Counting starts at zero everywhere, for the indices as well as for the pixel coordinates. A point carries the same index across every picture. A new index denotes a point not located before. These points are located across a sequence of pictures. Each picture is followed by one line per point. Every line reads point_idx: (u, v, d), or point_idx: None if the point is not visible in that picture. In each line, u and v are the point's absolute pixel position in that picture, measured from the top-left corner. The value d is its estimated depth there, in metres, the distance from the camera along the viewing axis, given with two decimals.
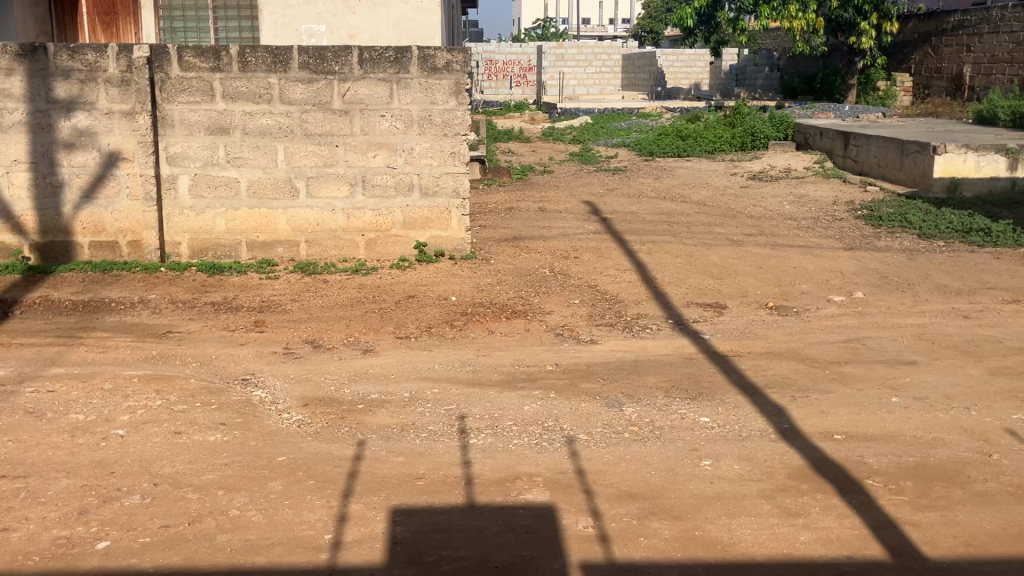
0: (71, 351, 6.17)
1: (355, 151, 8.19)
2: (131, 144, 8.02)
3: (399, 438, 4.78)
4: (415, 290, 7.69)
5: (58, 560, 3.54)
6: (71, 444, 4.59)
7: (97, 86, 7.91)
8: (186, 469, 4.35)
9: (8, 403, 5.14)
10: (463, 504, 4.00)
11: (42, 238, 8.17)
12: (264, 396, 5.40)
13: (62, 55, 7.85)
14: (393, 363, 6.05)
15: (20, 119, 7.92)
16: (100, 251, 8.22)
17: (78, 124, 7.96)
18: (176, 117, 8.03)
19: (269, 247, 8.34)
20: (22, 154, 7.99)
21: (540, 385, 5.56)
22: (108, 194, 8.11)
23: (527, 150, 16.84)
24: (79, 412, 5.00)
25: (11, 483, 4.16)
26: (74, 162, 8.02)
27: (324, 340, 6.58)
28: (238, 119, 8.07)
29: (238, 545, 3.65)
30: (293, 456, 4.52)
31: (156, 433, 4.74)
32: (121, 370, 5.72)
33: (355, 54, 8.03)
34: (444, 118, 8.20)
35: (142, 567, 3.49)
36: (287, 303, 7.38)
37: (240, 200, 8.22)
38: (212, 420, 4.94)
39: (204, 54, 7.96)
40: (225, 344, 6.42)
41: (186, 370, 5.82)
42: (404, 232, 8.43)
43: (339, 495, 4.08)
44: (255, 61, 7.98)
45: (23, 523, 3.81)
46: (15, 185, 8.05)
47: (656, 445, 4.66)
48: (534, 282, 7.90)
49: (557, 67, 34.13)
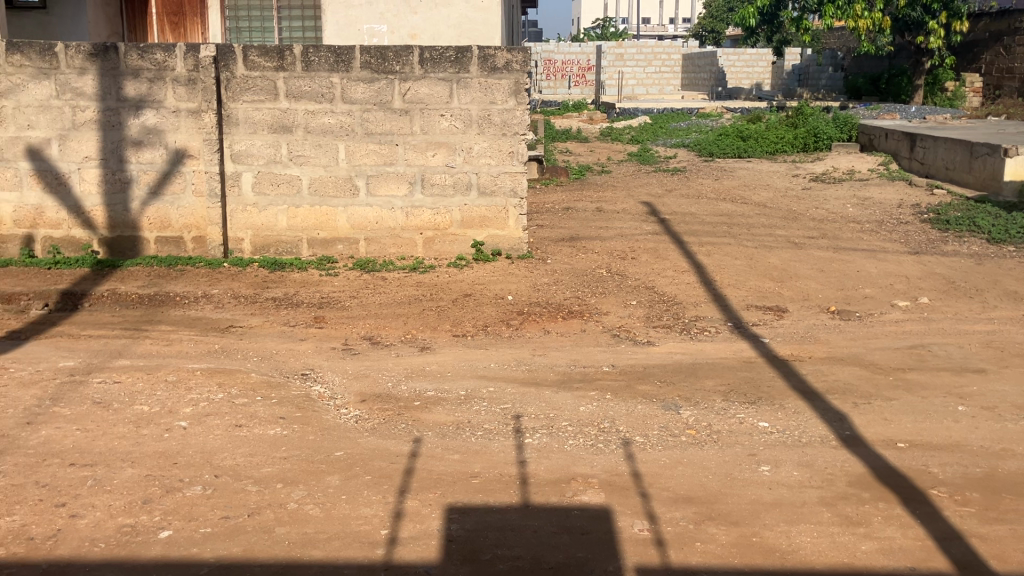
0: (137, 343, 6.32)
1: (415, 150, 8.25)
2: (197, 142, 8.17)
3: (455, 435, 4.80)
4: (472, 289, 7.72)
5: (123, 548, 3.63)
6: (136, 435, 4.70)
7: (165, 84, 8.07)
8: (246, 461, 4.42)
9: (78, 392, 5.29)
10: (519, 504, 4.00)
11: (110, 233, 8.39)
12: (323, 391, 5.48)
13: (133, 54, 8.01)
14: (450, 360, 6.07)
15: (92, 117, 8.11)
16: (167, 246, 8.41)
17: (147, 122, 8.13)
18: (241, 116, 8.17)
19: (329, 244, 8.46)
20: (93, 151, 8.18)
21: (596, 386, 5.53)
22: (174, 190, 8.28)
23: (585, 150, 16.79)
24: (144, 403, 5.12)
25: (80, 471, 4.28)
26: (143, 159, 8.20)
27: (382, 336, 6.64)
28: (301, 118, 8.18)
29: (297, 538, 3.70)
30: (351, 451, 4.57)
31: (219, 426, 4.83)
32: (186, 364, 5.85)
33: (416, 54, 8.07)
34: (503, 117, 8.21)
35: (203, 557, 3.56)
36: (346, 300, 7.46)
37: (302, 197, 8.34)
38: (272, 413, 5.02)
39: (269, 53, 8.07)
40: (286, 339, 6.52)
41: (247, 364, 5.92)
42: (462, 231, 8.47)
43: (395, 491, 4.11)
44: (318, 61, 8.07)
45: (90, 510, 3.92)
46: (85, 181, 8.25)
47: (713, 449, 4.61)
48: (591, 282, 7.87)
49: (616, 67, 33.90)
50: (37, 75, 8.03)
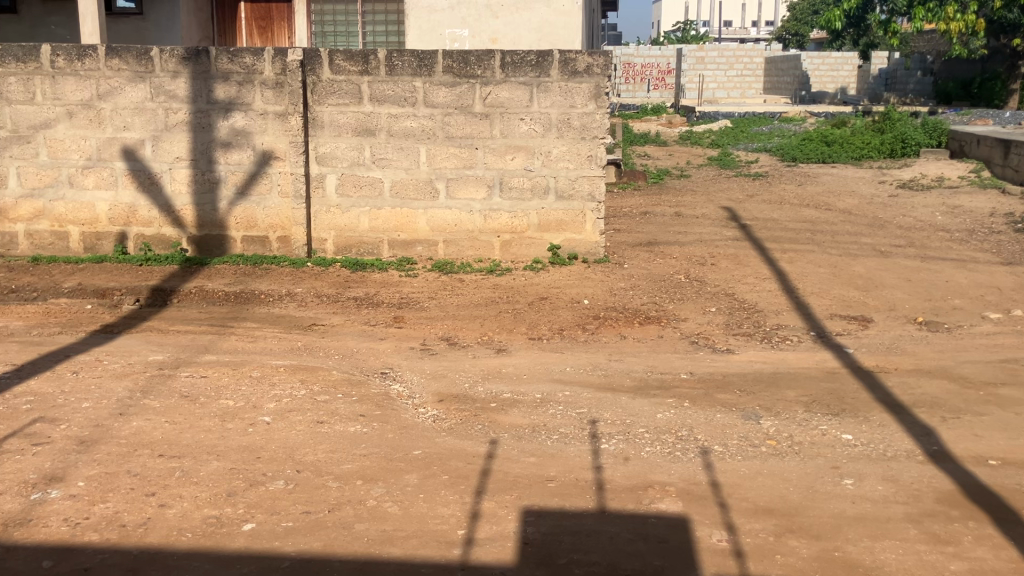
0: (223, 339, 6.50)
1: (494, 153, 8.30)
2: (283, 144, 8.36)
3: (532, 438, 4.81)
4: (549, 292, 7.73)
5: (209, 539, 3.74)
6: (222, 428, 4.84)
7: (253, 87, 8.27)
8: (327, 457, 4.50)
9: (167, 385, 5.47)
10: (596, 509, 3.98)
11: (199, 232, 8.64)
12: (401, 390, 5.55)
13: (223, 58, 8.23)
14: (527, 363, 6.09)
15: (184, 119, 8.37)
16: (252, 245, 8.63)
17: (235, 124, 8.35)
18: (326, 119, 8.33)
19: (409, 246, 8.57)
20: (184, 152, 8.44)
21: (674, 393, 5.48)
22: (260, 191, 8.49)
23: (664, 154, 16.66)
24: (230, 398, 5.26)
25: (169, 462, 4.42)
26: (231, 160, 8.43)
27: (459, 337, 6.69)
28: (384, 121, 8.31)
29: (375, 535, 3.75)
30: (428, 450, 4.62)
31: (301, 421, 4.94)
32: (269, 360, 5.99)
33: (498, 58, 8.12)
34: (583, 121, 8.19)
35: (285, 550, 3.64)
36: (424, 301, 7.54)
37: (384, 199, 8.47)
38: (352, 410, 5.11)
39: (354, 57, 8.21)
40: (366, 338, 6.62)
41: (329, 362, 6.03)
42: (539, 235, 8.49)
43: (472, 491, 4.14)
44: (401, 65, 8.19)
45: (178, 500, 4.05)
46: (176, 181, 8.51)
47: (795, 461, 4.52)
48: (669, 288, 7.80)
49: (696, 71, 33.55)
50: (133, 78, 8.31)
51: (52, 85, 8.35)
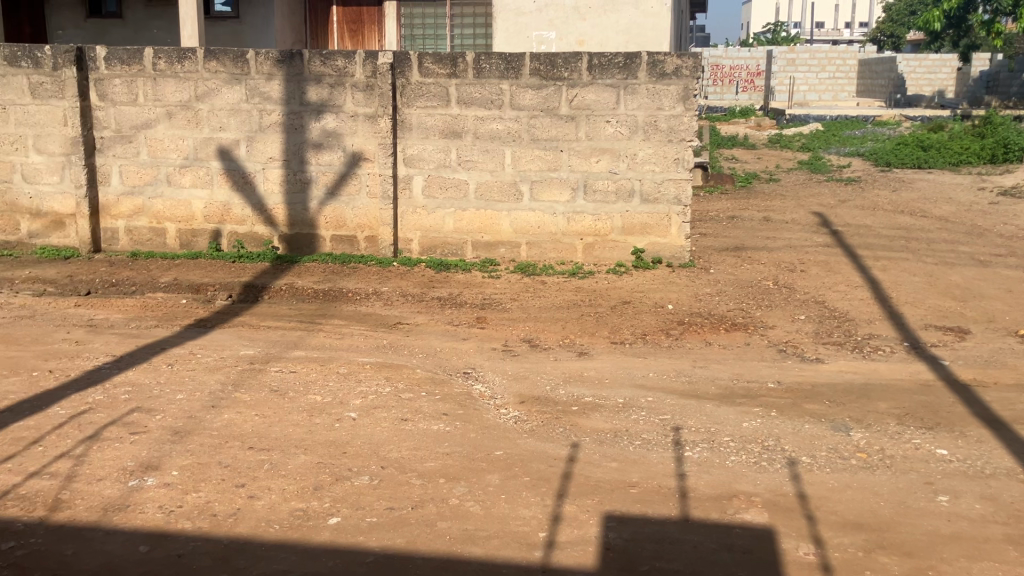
0: (311, 335, 6.64)
1: (579, 156, 8.28)
2: (372, 146, 8.50)
3: (614, 443, 4.78)
4: (632, 296, 7.67)
5: (296, 531, 3.82)
6: (310, 423, 4.94)
7: (344, 89, 8.43)
8: (410, 455, 4.56)
9: (257, 379, 5.62)
10: (678, 517, 3.94)
11: (290, 230, 8.85)
12: (484, 390, 5.58)
13: (316, 61, 8.41)
14: (609, 368, 6.05)
15: (277, 120, 8.58)
16: (340, 244, 8.80)
17: (327, 126, 8.52)
18: (414, 121, 8.44)
19: (492, 247, 8.61)
20: (277, 153, 8.65)
21: (761, 402, 5.38)
22: (349, 191, 8.65)
23: (753, 157, 16.38)
24: (316, 394, 5.37)
25: (258, 455, 4.54)
26: (321, 161, 8.60)
27: (541, 339, 6.69)
28: (471, 123, 8.37)
29: (457, 534, 3.78)
30: (510, 451, 4.63)
31: (385, 418, 5.01)
32: (355, 357, 6.10)
33: (585, 60, 8.10)
34: (670, 123, 8.11)
35: (369, 545, 3.70)
36: (507, 302, 7.57)
37: (468, 201, 8.53)
38: (436, 409, 5.16)
39: (442, 60, 8.30)
40: (449, 338, 6.68)
41: (413, 360, 6.11)
42: (623, 238, 8.43)
43: (554, 494, 4.14)
44: (489, 67, 8.24)
45: (267, 492, 4.15)
46: (269, 181, 8.73)
47: (886, 475, 4.39)
48: (756, 294, 7.66)
49: (787, 73, 32.88)
50: (230, 81, 8.56)
51: (153, 87, 8.66)
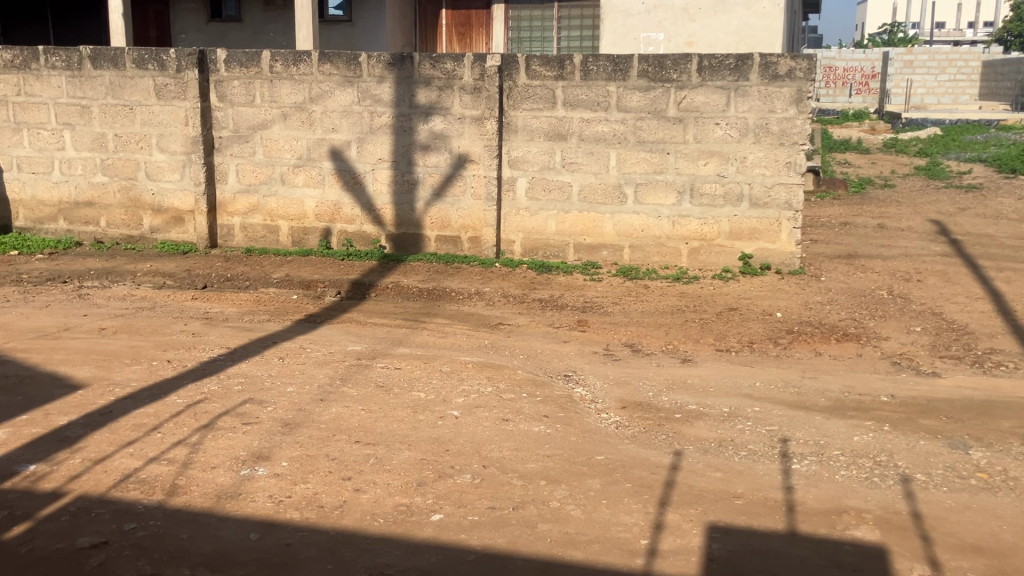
0: (415, 333, 6.74)
1: (687, 159, 8.17)
2: (478, 148, 8.59)
3: (718, 452, 4.70)
4: (738, 303, 7.53)
5: (399, 526, 3.88)
6: (413, 419, 5.02)
7: (453, 92, 8.53)
8: (512, 455, 4.58)
9: (363, 375, 5.74)
10: (785, 531, 3.84)
11: (396, 230, 9.01)
12: (585, 394, 5.56)
13: (426, 64, 8.53)
14: (713, 375, 5.95)
15: (387, 122, 8.75)
16: (445, 245, 8.92)
17: (435, 127, 8.64)
18: (520, 123, 8.48)
19: (595, 250, 8.58)
20: (385, 154, 8.83)
21: (873, 416, 5.19)
22: (455, 193, 8.75)
23: (866, 162, 15.87)
24: (420, 391, 5.45)
25: (363, 449, 4.63)
26: (428, 162, 8.73)
27: (644, 344, 6.64)
28: (576, 126, 8.36)
29: (558, 537, 3.78)
30: (612, 456, 4.60)
31: (487, 418, 5.05)
32: (458, 356, 6.17)
33: (695, 62, 7.99)
34: (782, 126, 7.92)
35: (470, 543, 3.73)
36: (610, 306, 7.53)
37: (572, 203, 8.52)
38: (537, 411, 5.17)
39: (550, 63, 8.32)
40: (551, 340, 6.68)
41: (515, 361, 6.14)
42: (730, 243, 8.27)
43: (656, 502, 4.09)
44: (597, 69, 8.22)
45: (371, 486, 4.24)
46: (378, 181, 8.91)
47: (1008, 497, 4.18)
48: (869, 304, 7.41)
49: (904, 75, 31.72)
50: (342, 83, 8.77)
51: (270, 89, 8.94)
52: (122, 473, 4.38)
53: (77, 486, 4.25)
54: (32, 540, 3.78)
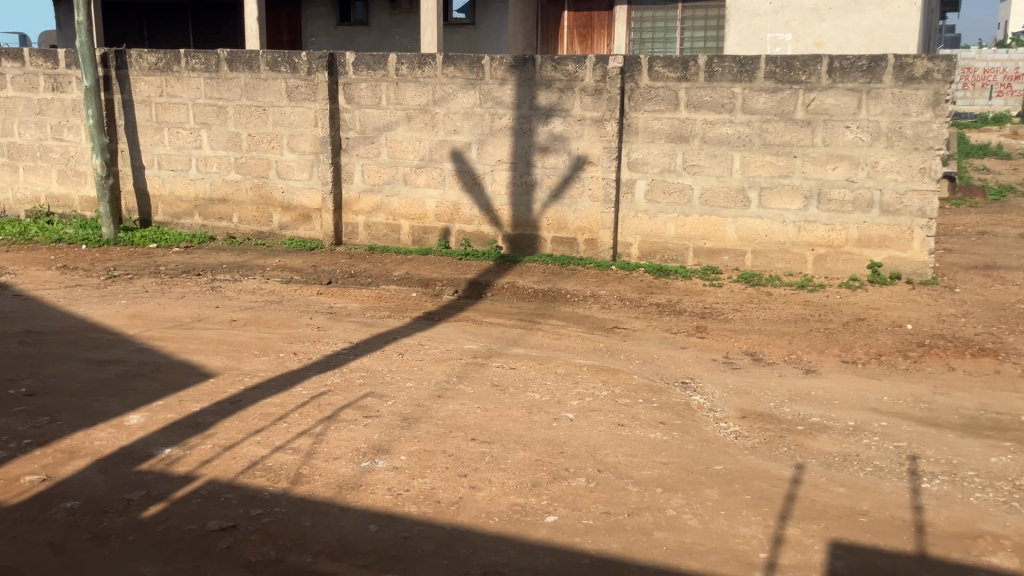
0: (531, 334, 6.77)
1: (814, 162, 7.94)
2: (598, 150, 8.56)
3: (842, 467, 4.54)
4: (865, 313, 7.26)
5: (514, 525, 3.90)
6: (529, 420, 5.04)
7: (574, 93, 8.53)
8: (628, 461, 4.54)
9: (480, 374, 5.79)
10: (914, 553, 3.68)
11: (513, 231, 9.07)
12: (702, 401, 5.47)
13: (548, 66, 8.56)
14: (838, 388, 5.75)
15: (507, 124, 8.82)
16: (562, 246, 8.92)
17: (555, 129, 8.66)
18: (641, 125, 8.41)
19: (715, 255, 8.42)
20: (505, 155, 8.90)
21: (1012, 437, 4.92)
22: (573, 195, 8.75)
23: (1007, 168, 15.06)
24: (536, 391, 5.47)
25: (480, 447, 4.68)
26: (547, 164, 8.76)
27: (764, 353, 6.47)
28: (699, 128, 8.24)
29: (674, 545, 3.73)
30: (730, 466, 4.50)
31: (603, 422, 5.02)
32: (574, 358, 6.16)
33: (825, 63, 7.75)
34: (917, 130, 7.60)
35: (585, 547, 3.72)
36: (729, 312, 7.38)
37: (692, 206, 8.40)
38: (653, 417, 5.11)
39: (673, 64, 8.21)
40: (668, 346, 6.59)
41: (631, 365, 6.08)
42: (857, 250, 7.98)
43: (776, 515, 3.98)
44: (722, 71, 8.07)
45: (487, 484, 4.27)
46: (496, 182, 8.99)
47: None
48: (1008, 319, 7.03)
49: None
50: (465, 85, 8.89)
51: (395, 90, 9.14)
52: (250, 460, 4.55)
53: (208, 470, 4.45)
54: (167, 519, 3.97)
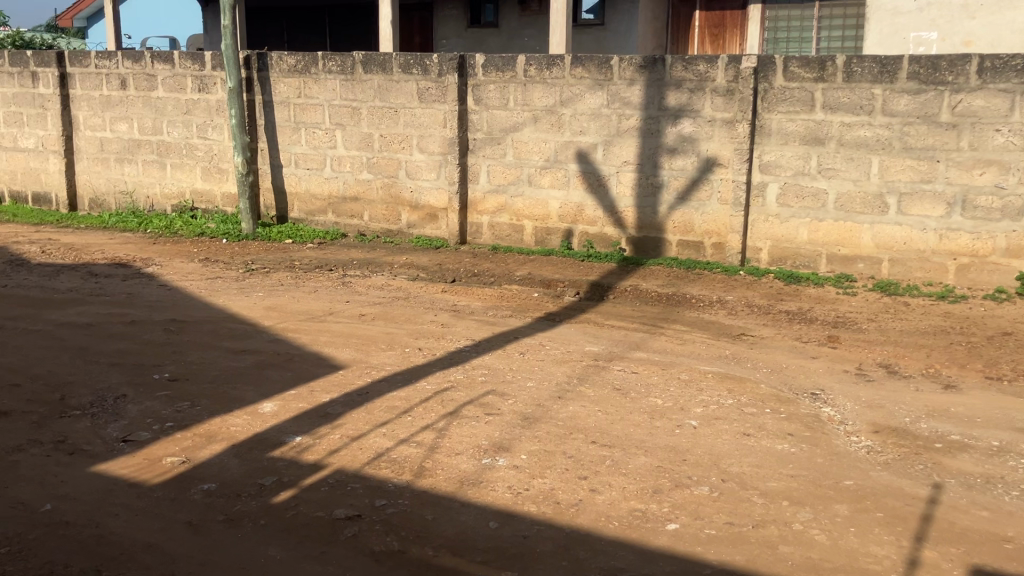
0: (654, 338, 6.69)
1: (959, 167, 7.54)
2: (728, 152, 8.38)
3: (985, 489, 4.29)
4: (1013, 327, 6.85)
5: (634, 531, 3.86)
6: (651, 425, 4.98)
7: (705, 94, 8.37)
8: (753, 471, 4.42)
9: (602, 377, 5.76)
10: None
11: (638, 233, 8.98)
12: (833, 414, 5.27)
13: (678, 66, 8.44)
14: (982, 405, 5.44)
15: (635, 125, 8.75)
16: (687, 250, 8.78)
17: (683, 130, 8.53)
18: (774, 127, 8.19)
19: (849, 262, 8.12)
20: (632, 156, 8.82)
21: None
22: (700, 197, 8.60)
23: None
24: (659, 397, 5.39)
25: (601, 450, 4.65)
26: (675, 166, 8.64)
27: (901, 366, 6.19)
28: (835, 130, 7.96)
29: (801, 561, 3.61)
30: (862, 482, 4.33)
31: (727, 431, 4.91)
32: (698, 365, 6.05)
33: (975, 63, 7.36)
34: None
35: (706, 557, 3.65)
36: (863, 322, 7.10)
37: (826, 211, 8.12)
38: (781, 428, 4.96)
39: (810, 64, 7.96)
40: (797, 355, 6.39)
41: (757, 374, 5.93)
42: (1006, 260, 7.53)
43: (911, 536, 3.80)
44: (861, 71, 7.78)
45: (608, 488, 4.24)
46: (622, 184, 8.93)
47: None
48: None
49: None
50: (594, 86, 8.86)
51: (523, 91, 9.20)
52: (375, 452, 4.66)
53: (335, 460, 4.58)
54: (296, 505, 4.11)
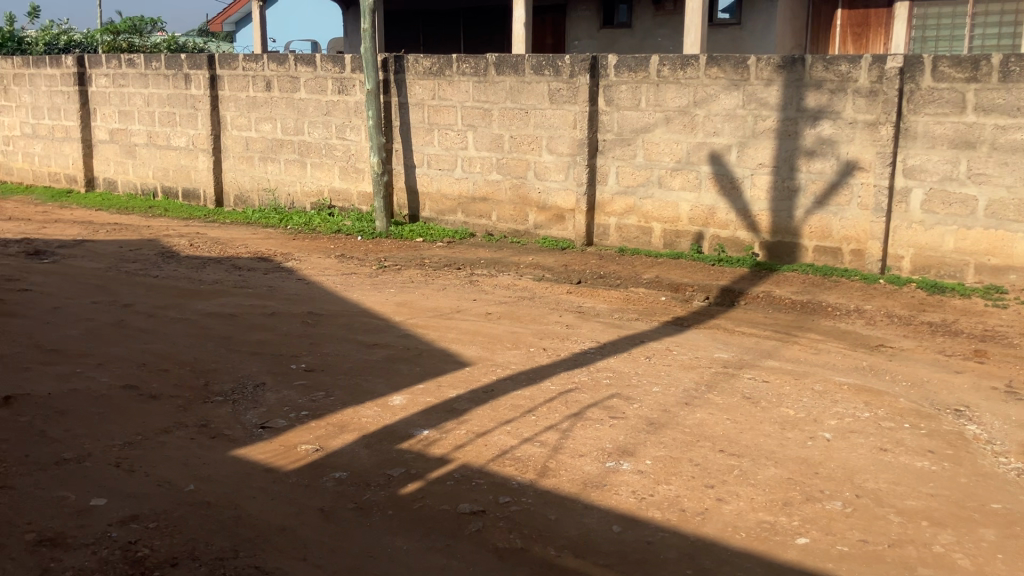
0: (786, 347, 6.50)
1: None
2: (870, 155, 8.06)
3: None
4: None
5: (762, 543, 3.76)
6: (782, 436, 4.84)
7: (846, 95, 8.08)
8: (891, 489, 4.23)
9: (730, 384, 5.64)
10: None
11: (772, 238, 8.74)
12: (979, 432, 4.99)
13: (818, 66, 8.18)
14: None
15: (771, 127, 8.52)
16: (824, 256, 8.49)
17: (822, 132, 8.25)
18: (920, 129, 7.82)
19: (1001, 273, 7.67)
20: (767, 159, 8.61)
21: None
22: (839, 202, 8.30)
23: None
24: (790, 407, 5.23)
25: (728, 459, 4.55)
26: (813, 169, 8.37)
27: None
28: (988, 133, 7.54)
29: None
30: (1010, 506, 4.08)
31: (863, 445, 4.72)
32: (833, 375, 5.84)
33: None
34: None
35: None
36: (1014, 337, 6.69)
37: (976, 219, 7.70)
38: (921, 445, 4.73)
39: (962, 63, 7.57)
40: (940, 369, 6.08)
41: (896, 387, 5.67)
42: None
43: None
44: (1019, 71, 7.35)
45: (735, 498, 4.15)
46: (757, 187, 8.72)
47: None
48: None
49: None
50: (729, 87, 8.69)
51: (656, 92, 9.10)
52: (500, 449, 4.71)
53: (461, 455, 4.64)
54: (422, 498, 4.19)
